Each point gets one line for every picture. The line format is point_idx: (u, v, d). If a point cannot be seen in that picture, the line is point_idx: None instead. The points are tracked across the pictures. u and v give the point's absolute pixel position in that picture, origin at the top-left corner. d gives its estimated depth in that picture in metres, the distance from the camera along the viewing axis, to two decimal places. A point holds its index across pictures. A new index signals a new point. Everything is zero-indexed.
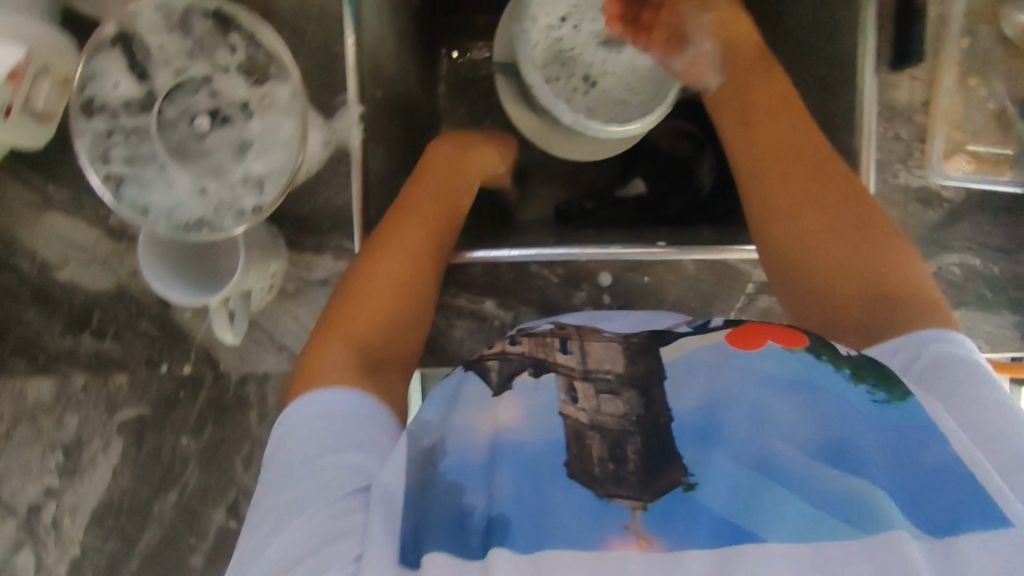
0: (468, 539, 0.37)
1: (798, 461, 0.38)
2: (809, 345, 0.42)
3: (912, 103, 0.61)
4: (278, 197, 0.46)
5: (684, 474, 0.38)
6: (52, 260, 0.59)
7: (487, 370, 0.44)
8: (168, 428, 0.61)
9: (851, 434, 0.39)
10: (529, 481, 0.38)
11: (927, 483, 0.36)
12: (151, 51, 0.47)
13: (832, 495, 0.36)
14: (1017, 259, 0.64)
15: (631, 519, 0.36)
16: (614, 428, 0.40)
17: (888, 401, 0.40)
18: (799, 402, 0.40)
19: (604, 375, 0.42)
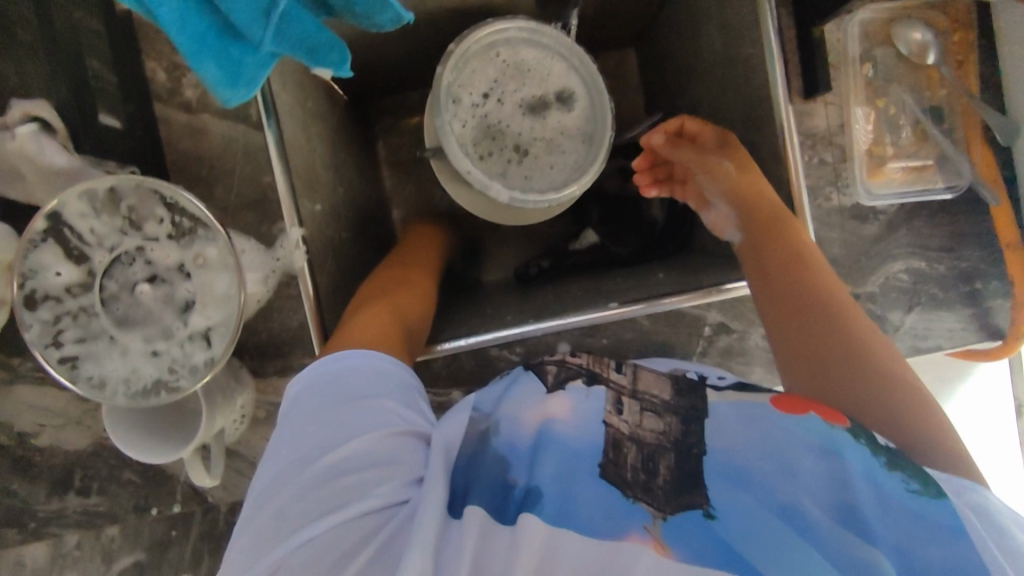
0: (504, 505, 0.38)
1: (825, 525, 0.37)
2: (851, 427, 0.41)
3: (829, 129, 0.63)
4: (227, 346, 0.47)
5: (707, 503, 0.38)
6: (28, 430, 0.59)
7: (545, 372, 0.47)
8: (166, 567, 0.62)
9: (874, 508, 0.37)
10: (569, 471, 0.39)
11: (947, 573, 0.35)
12: (82, 233, 0.48)
13: (840, 556, 0.36)
14: (961, 255, 0.65)
15: (651, 522, 0.36)
16: (650, 442, 0.41)
17: (925, 494, 0.38)
18: (830, 471, 0.39)
19: (651, 398, 0.44)
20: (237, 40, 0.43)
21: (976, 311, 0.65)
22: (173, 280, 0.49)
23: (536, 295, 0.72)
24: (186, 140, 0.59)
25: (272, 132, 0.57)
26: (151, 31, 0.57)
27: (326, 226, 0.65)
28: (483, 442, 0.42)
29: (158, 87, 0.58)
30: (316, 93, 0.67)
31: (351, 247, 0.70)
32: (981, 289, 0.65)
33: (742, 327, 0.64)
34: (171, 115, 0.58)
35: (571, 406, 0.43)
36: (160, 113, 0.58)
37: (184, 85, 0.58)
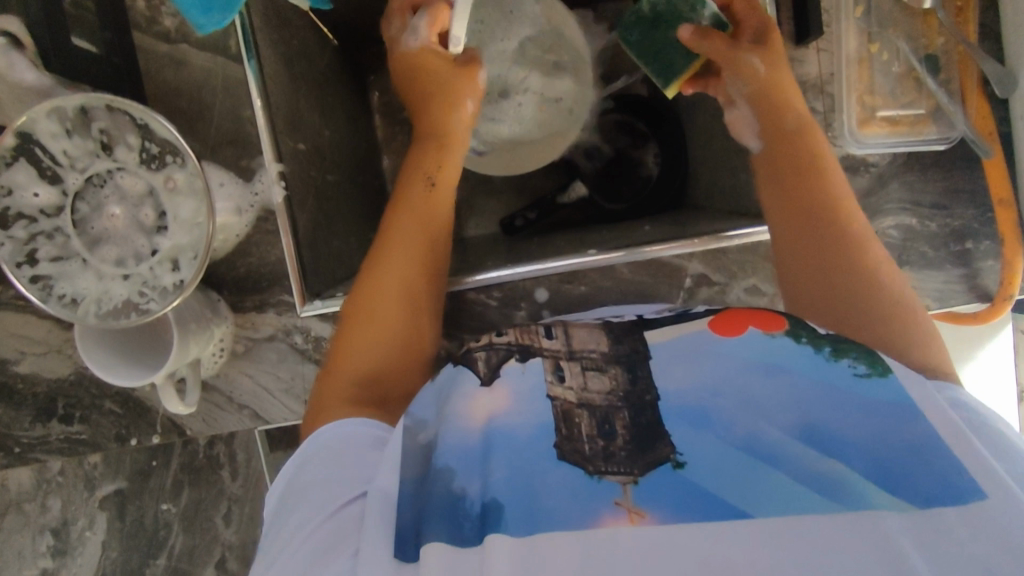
0: (461, 524, 0.38)
1: (782, 440, 0.40)
2: (788, 329, 0.44)
3: (819, 77, 0.61)
4: (192, 269, 0.49)
5: (673, 452, 0.40)
6: (9, 355, 0.61)
7: (476, 361, 0.46)
8: (147, 496, 0.64)
9: (829, 415, 0.40)
10: (521, 466, 0.41)
11: (911, 454, 0.38)
12: (54, 152, 0.50)
13: (810, 474, 0.38)
14: (954, 213, 0.62)
15: (622, 495, 0.38)
16: (602, 404, 0.42)
17: (873, 374, 0.42)
18: (779, 382, 0.42)
19: (590, 354, 0.45)
20: None
21: (965, 270, 0.63)
22: (145, 206, 0.52)
23: (520, 245, 0.71)
24: (168, 70, 0.59)
25: (252, 68, 0.56)
26: None
27: (311, 166, 0.64)
28: (427, 461, 0.42)
29: (138, 16, 0.58)
30: (304, 31, 0.65)
31: (337, 189, 0.68)
32: (973, 249, 0.62)
33: (724, 279, 0.62)
34: (153, 46, 0.59)
35: (513, 392, 0.44)
36: (141, 43, 0.58)
37: (162, 13, 0.58)
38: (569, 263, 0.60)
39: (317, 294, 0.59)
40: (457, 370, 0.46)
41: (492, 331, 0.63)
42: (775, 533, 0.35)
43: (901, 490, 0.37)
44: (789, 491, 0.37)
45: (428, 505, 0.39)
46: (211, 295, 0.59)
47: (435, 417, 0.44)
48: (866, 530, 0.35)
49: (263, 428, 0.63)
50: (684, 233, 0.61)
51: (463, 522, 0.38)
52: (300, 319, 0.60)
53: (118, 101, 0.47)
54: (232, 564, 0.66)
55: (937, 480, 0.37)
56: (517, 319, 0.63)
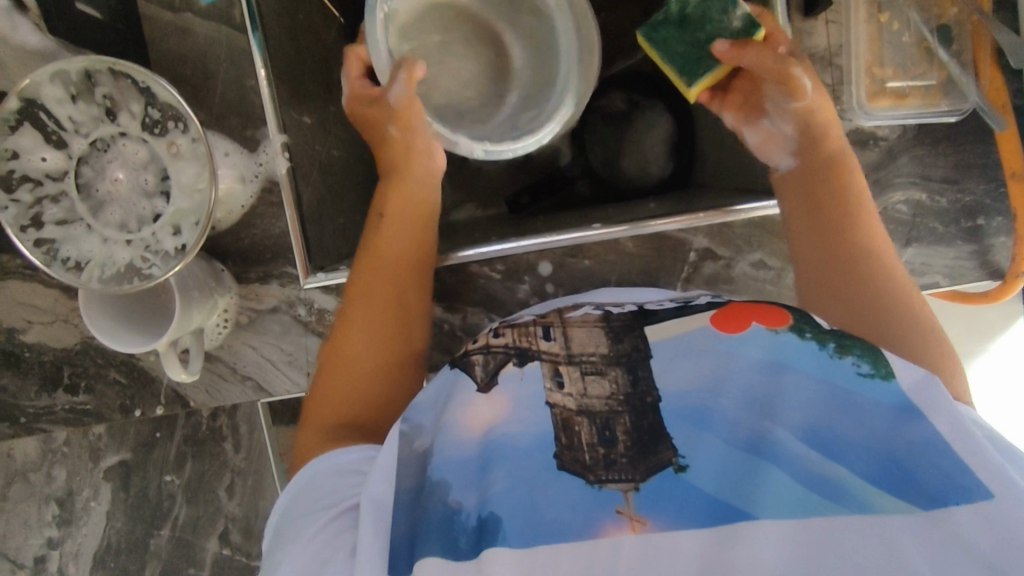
0: (457, 538, 0.38)
1: (788, 442, 0.40)
2: (792, 324, 0.44)
3: (829, 49, 0.60)
4: (194, 233, 0.49)
5: (675, 456, 0.40)
6: (16, 324, 0.61)
7: (472, 366, 0.45)
8: (151, 467, 0.64)
9: (833, 417, 0.40)
10: (524, 476, 0.40)
11: (915, 456, 0.38)
12: (58, 117, 0.50)
13: (812, 475, 0.38)
14: (965, 187, 0.61)
15: (624, 502, 0.38)
16: (600, 410, 0.42)
17: (876, 375, 0.41)
18: (785, 386, 0.42)
19: (589, 358, 0.44)
20: None
21: (976, 247, 0.62)
22: (150, 171, 0.52)
23: (525, 222, 0.71)
24: (173, 40, 0.59)
25: (256, 38, 0.57)
26: None
27: (317, 141, 0.64)
28: (423, 473, 0.41)
29: None
30: (310, 4, 0.65)
31: (342, 163, 0.68)
32: (984, 226, 0.61)
33: (730, 254, 0.61)
34: (157, 15, 0.59)
35: (509, 400, 0.43)
36: (145, 13, 0.58)
37: None
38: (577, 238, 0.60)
39: (321, 268, 0.59)
40: (457, 373, 0.45)
41: (494, 306, 0.62)
42: (776, 538, 0.36)
43: (906, 492, 0.37)
44: (791, 496, 0.38)
45: (424, 520, 0.39)
46: (215, 266, 0.59)
47: (431, 423, 0.44)
48: (870, 534, 0.35)
49: (266, 400, 0.63)
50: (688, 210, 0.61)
51: (459, 536, 0.38)
52: (303, 291, 0.60)
53: (119, 65, 0.47)
54: (235, 537, 0.66)
55: (943, 484, 0.36)
56: (521, 293, 0.62)
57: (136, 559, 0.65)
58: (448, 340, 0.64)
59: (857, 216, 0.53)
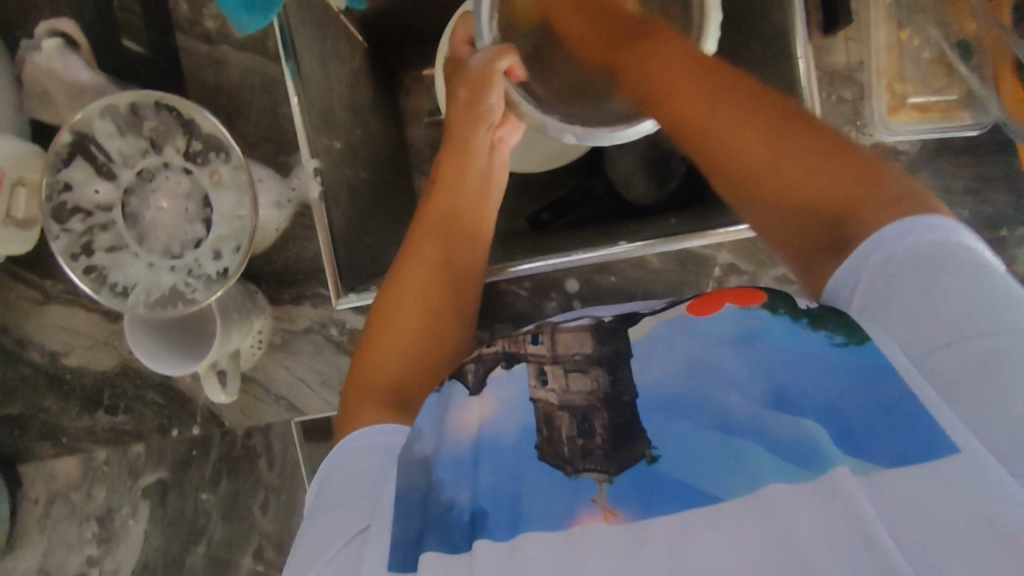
0: (451, 532, 0.37)
1: (756, 416, 0.37)
2: (766, 302, 0.41)
3: (847, 66, 0.61)
4: (235, 256, 0.51)
5: (648, 448, 0.37)
6: (59, 348, 0.64)
7: (465, 373, 0.45)
8: (187, 486, 0.65)
9: (802, 384, 0.37)
10: (508, 474, 0.39)
11: (883, 417, 0.33)
12: (107, 150, 0.53)
13: (778, 444, 0.35)
14: (987, 199, 0.62)
15: (598, 492, 0.36)
16: (581, 404, 0.40)
17: (852, 342, 0.36)
18: (750, 358, 0.39)
19: (573, 357, 0.43)
20: None
21: (1001, 258, 0.61)
22: (191, 200, 0.54)
23: (549, 240, 0.72)
24: (208, 72, 0.62)
25: (290, 68, 0.59)
26: None
27: (346, 164, 0.66)
28: (425, 473, 0.40)
29: (181, 19, 0.61)
30: (337, 33, 0.68)
31: (370, 186, 0.70)
32: (1007, 237, 0.61)
33: (753, 268, 0.62)
34: (195, 48, 0.61)
35: (499, 400, 0.42)
36: (184, 47, 0.61)
37: (204, 16, 0.61)
38: (597, 257, 0.60)
39: (352, 288, 0.60)
40: (450, 382, 0.45)
41: (522, 322, 0.64)
42: (740, 518, 0.33)
43: (873, 457, 0.32)
44: (757, 472, 0.34)
45: (428, 518, 0.38)
46: (249, 288, 0.60)
47: (432, 428, 0.42)
48: (834, 503, 0.31)
49: (299, 419, 0.65)
50: (705, 226, 0.61)
51: (452, 531, 0.37)
52: (335, 312, 0.62)
53: (164, 98, 0.50)
54: (269, 553, 0.66)
55: (914, 443, 0.32)
56: (548, 309, 0.64)
57: None
58: None
59: (740, 124, 0.44)
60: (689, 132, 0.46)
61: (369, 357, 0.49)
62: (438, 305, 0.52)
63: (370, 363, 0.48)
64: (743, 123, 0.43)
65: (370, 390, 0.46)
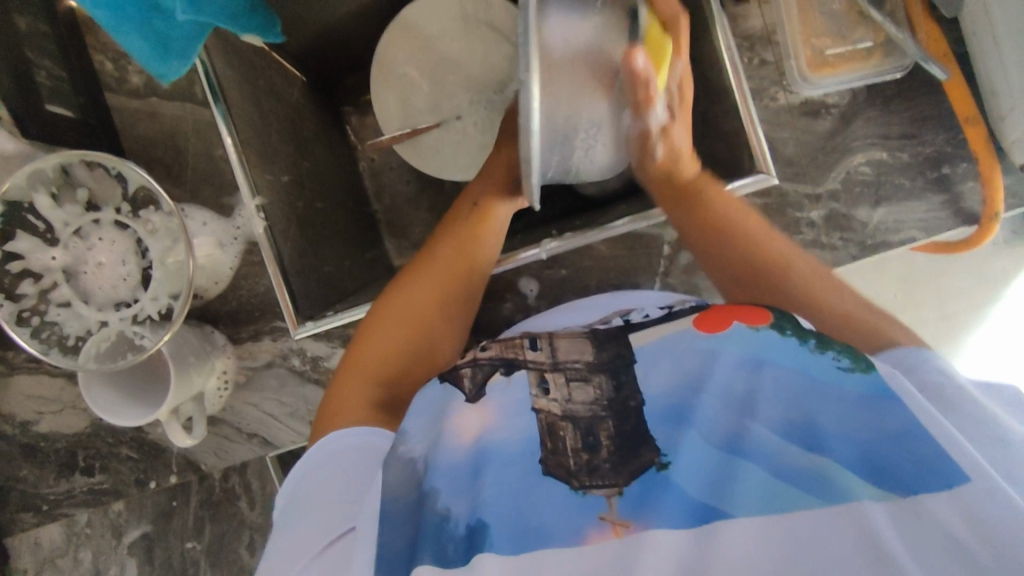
0: (445, 546, 0.37)
1: (766, 438, 0.38)
2: (772, 322, 0.43)
3: (765, 28, 0.63)
4: (179, 303, 0.51)
5: (657, 455, 0.39)
6: (28, 417, 0.64)
7: (462, 379, 0.45)
8: (171, 537, 0.65)
9: (815, 412, 0.39)
10: (511, 489, 0.39)
11: (891, 447, 0.36)
12: (46, 219, 0.53)
13: (789, 471, 0.37)
14: (924, 140, 0.61)
15: (607, 509, 0.37)
16: (585, 415, 0.41)
17: (856, 368, 0.40)
18: (765, 381, 0.41)
19: (574, 365, 0.43)
20: (161, 15, 0.50)
21: (947, 196, 0.61)
22: (128, 251, 0.55)
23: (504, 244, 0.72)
24: (143, 123, 0.63)
25: (221, 110, 0.60)
26: (96, 26, 0.62)
27: (294, 198, 0.67)
28: (417, 482, 0.40)
29: (109, 78, 0.63)
30: (266, 69, 0.68)
31: (321, 215, 0.70)
32: (950, 174, 0.61)
33: None
34: (127, 104, 0.63)
35: (497, 409, 0.43)
36: (117, 105, 0.63)
37: (130, 72, 0.63)
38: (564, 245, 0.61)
39: (308, 317, 0.60)
40: (447, 389, 0.45)
41: (481, 328, 0.64)
42: (750, 533, 0.34)
43: (886, 482, 0.35)
44: (768, 487, 0.36)
45: (421, 529, 0.38)
46: (206, 328, 0.62)
47: (426, 433, 0.42)
48: (850, 521, 0.33)
49: (273, 453, 0.65)
50: None
51: (448, 546, 0.37)
52: (295, 343, 0.62)
53: (90, 156, 0.51)
54: None
55: (911, 479, 0.34)
56: (505, 310, 0.63)
57: None
58: None
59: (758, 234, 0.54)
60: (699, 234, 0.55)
61: (367, 349, 0.49)
62: (438, 310, 0.53)
63: (360, 351, 0.50)
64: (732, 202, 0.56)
65: (355, 376, 0.48)
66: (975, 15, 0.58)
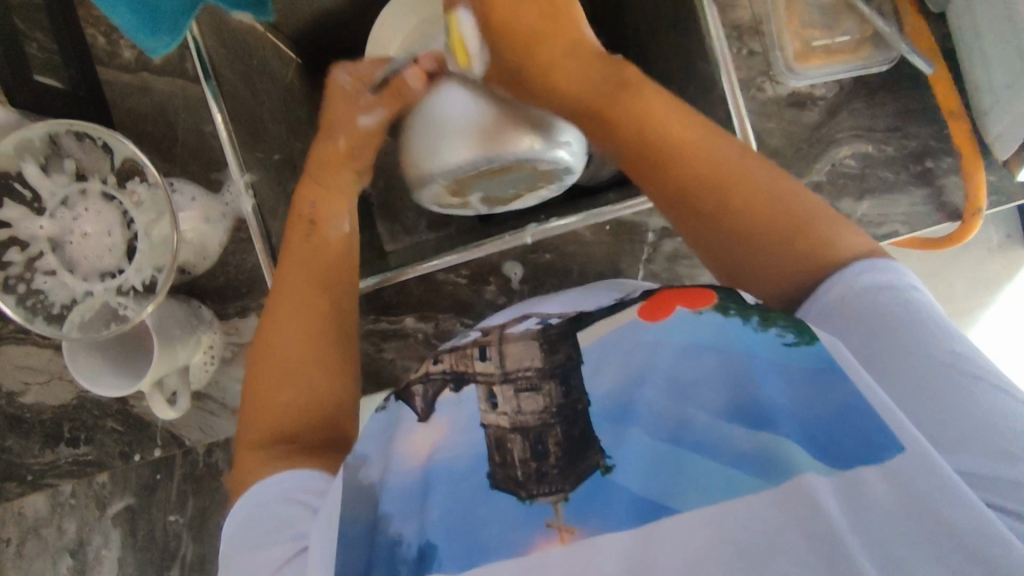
0: (398, 566, 0.37)
1: (708, 427, 0.39)
2: (717, 302, 0.42)
3: (754, 19, 0.62)
4: (162, 275, 0.52)
5: (602, 458, 0.39)
6: (14, 387, 0.64)
7: (413, 396, 0.44)
8: (155, 509, 0.67)
9: (760, 390, 0.38)
10: (461, 502, 0.39)
11: (832, 423, 0.36)
12: (34, 187, 0.54)
13: (738, 457, 0.37)
14: (909, 134, 0.62)
15: (553, 515, 0.37)
16: (535, 425, 0.41)
17: (801, 342, 0.39)
18: (712, 363, 0.41)
19: (524, 373, 0.42)
20: None
21: (930, 190, 0.62)
22: (114, 222, 0.55)
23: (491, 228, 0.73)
24: (134, 98, 0.64)
25: (212, 89, 0.61)
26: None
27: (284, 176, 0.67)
28: (371, 505, 0.40)
29: (100, 52, 0.63)
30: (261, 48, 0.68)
31: None
32: (934, 168, 0.61)
33: None
34: (118, 79, 0.63)
35: (448, 423, 0.42)
36: (108, 79, 0.63)
37: (122, 47, 0.63)
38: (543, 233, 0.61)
39: None
40: (399, 407, 0.43)
41: (465, 310, 0.64)
42: (695, 524, 0.34)
43: (829, 458, 0.35)
44: (714, 476, 0.36)
45: (374, 550, 0.38)
46: (192, 303, 0.62)
47: (378, 451, 0.42)
48: (797, 504, 0.33)
49: None
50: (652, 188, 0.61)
51: (400, 568, 0.37)
52: None
53: (76, 125, 0.51)
54: None
55: (858, 452, 0.34)
56: (489, 294, 0.64)
57: None
58: (424, 349, 0.65)
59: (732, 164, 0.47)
60: (651, 167, 0.49)
61: (257, 410, 0.49)
62: (313, 338, 0.52)
63: (255, 417, 0.48)
64: (645, 124, 0.49)
65: (253, 444, 0.47)
66: (962, 10, 0.59)
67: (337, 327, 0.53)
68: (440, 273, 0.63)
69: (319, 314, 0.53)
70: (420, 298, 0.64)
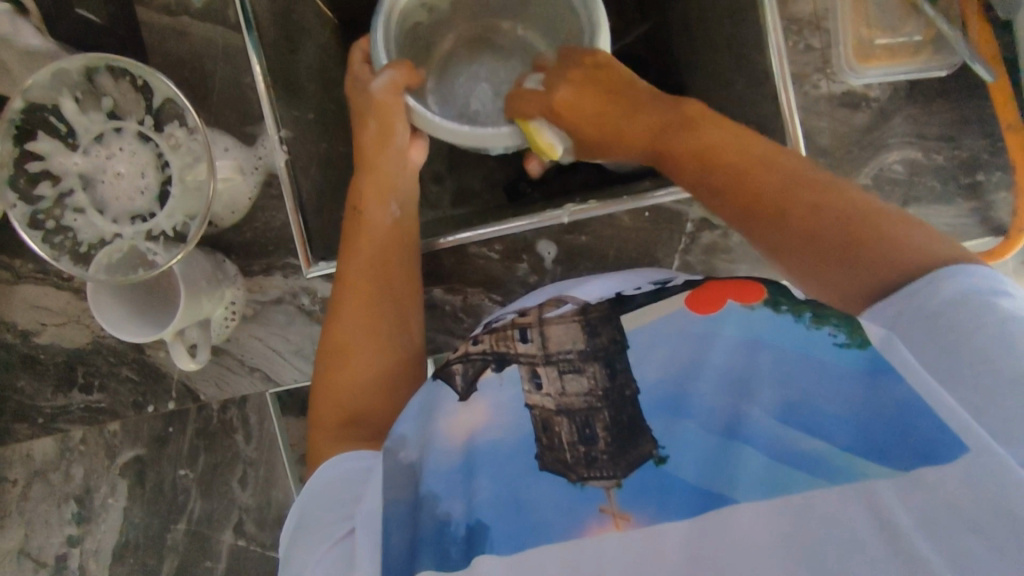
0: (446, 548, 0.37)
1: (765, 423, 0.38)
2: (766, 297, 0.43)
3: (814, 13, 0.61)
4: (196, 223, 0.50)
5: (656, 448, 0.39)
6: (30, 327, 0.63)
7: (453, 376, 0.45)
8: (165, 462, 0.65)
9: (812, 393, 0.38)
10: (506, 483, 0.39)
11: (893, 427, 0.34)
12: (69, 122, 0.53)
13: (791, 455, 0.36)
14: (961, 144, 0.61)
15: (607, 500, 0.37)
16: (580, 407, 0.41)
17: (852, 344, 0.38)
18: (765, 360, 0.41)
19: (567, 356, 0.43)
20: None
21: (976, 204, 0.61)
22: (148, 164, 0.54)
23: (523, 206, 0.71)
24: (172, 42, 0.62)
25: (251, 40, 0.58)
26: None
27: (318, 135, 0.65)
28: (414, 485, 0.41)
29: None
30: None
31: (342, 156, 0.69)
32: (983, 181, 0.61)
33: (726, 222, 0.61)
34: (157, 20, 0.62)
35: (491, 405, 0.43)
36: (147, 20, 0.61)
37: None
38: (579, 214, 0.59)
39: (322, 258, 0.59)
40: (438, 385, 0.45)
41: (495, 286, 0.63)
42: (752, 520, 0.34)
43: (889, 459, 0.34)
44: (766, 471, 0.36)
45: (419, 532, 0.38)
46: (217, 257, 0.61)
47: (417, 435, 0.43)
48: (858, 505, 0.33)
49: (274, 390, 0.65)
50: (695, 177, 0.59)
51: (450, 548, 0.37)
52: (305, 280, 0.62)
53: (117, 61, 0.49)
54: (250, 527, 0.65)
55: (918, 451, 0.33)
56: (520, 271, 0.63)
57: (153, 555, 0.65)
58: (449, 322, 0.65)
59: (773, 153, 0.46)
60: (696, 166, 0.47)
61: (329, 396, 0.48)
62: (379, 325, 0.51)
63: (326, 402, 0.48)
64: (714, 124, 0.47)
65: (326, 428, 0.46)
66: None
67: (402, 314, 0.53)
68: (473, 246, 0.62)
69: (385, 299, 0.52)
70: (449, 270, 0.63)
